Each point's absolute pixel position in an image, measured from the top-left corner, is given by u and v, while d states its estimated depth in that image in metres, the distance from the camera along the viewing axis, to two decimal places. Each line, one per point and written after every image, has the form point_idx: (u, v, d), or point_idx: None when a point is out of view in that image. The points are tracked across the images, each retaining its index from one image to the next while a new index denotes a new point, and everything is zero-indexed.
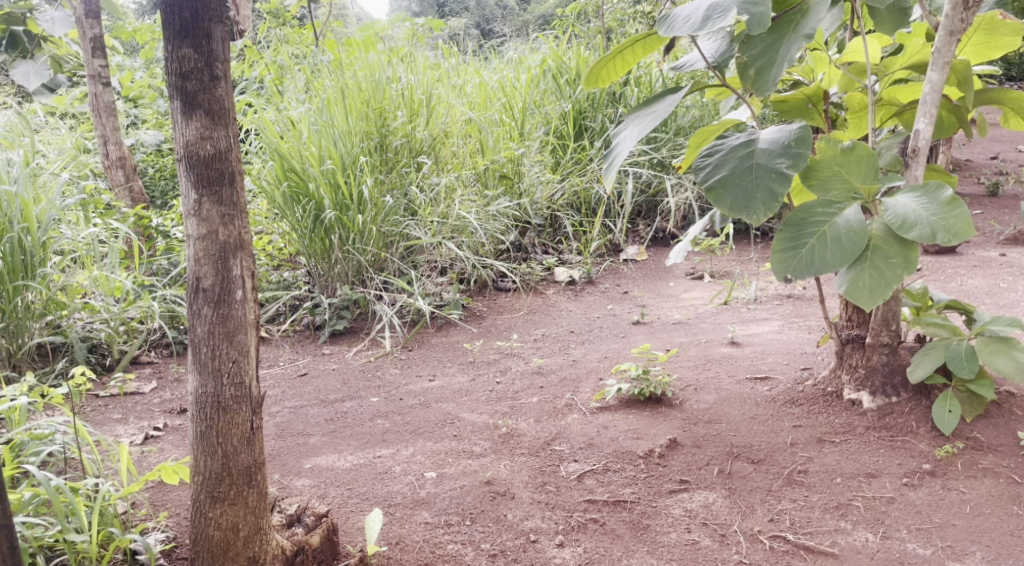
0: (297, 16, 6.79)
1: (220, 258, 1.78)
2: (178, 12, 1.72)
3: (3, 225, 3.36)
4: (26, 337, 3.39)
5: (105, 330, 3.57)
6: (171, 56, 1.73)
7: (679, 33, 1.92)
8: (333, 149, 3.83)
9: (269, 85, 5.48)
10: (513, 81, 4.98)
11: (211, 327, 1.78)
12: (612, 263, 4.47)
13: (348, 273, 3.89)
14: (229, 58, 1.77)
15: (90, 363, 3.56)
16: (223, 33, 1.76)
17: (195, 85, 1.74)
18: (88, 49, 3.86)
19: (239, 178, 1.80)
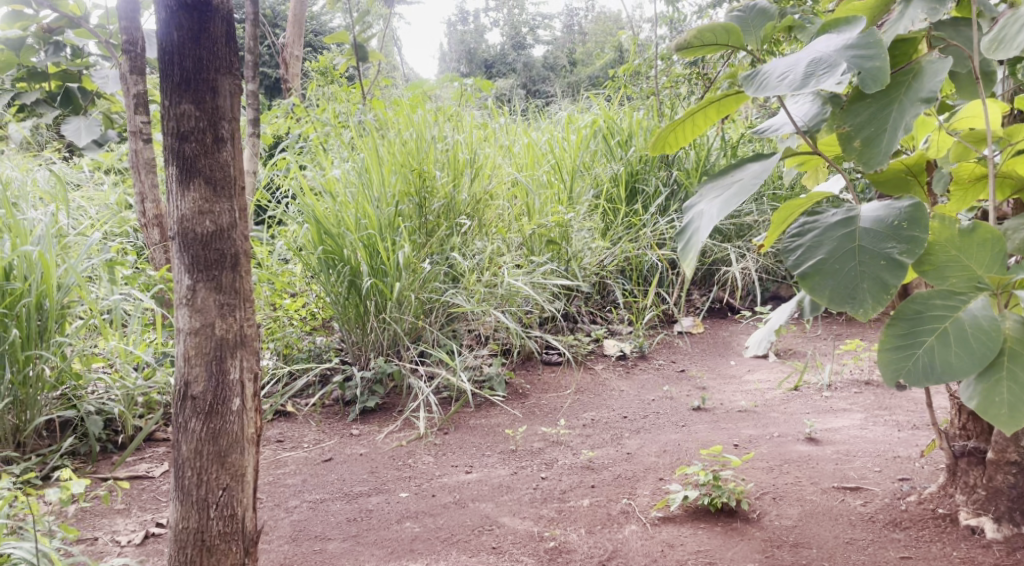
0: (343, 73, 6.67)
1: (213, 359, 1.82)
2: (178, 62, 1.75)
3: (20, 289, 3.20)
4: (37, 413, 3.18)
5: (120, 405, 3.30)
6: (172, 112, 1.76)
7: (776, 91, 1.75)
8: (370, 212, 3.64)
9: (312, 144, 5.32)
10: (562, 142, 4.74)
11: (201, 443, 1.82)
12: (666, 336, 4.14)
13: (382, 344, 3.63)
14: (234, 115, 1.80)
15: (101, 440, 3.29)
16: (230, 86, 1.79)
17: (195, 142, 1.77)
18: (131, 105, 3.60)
19: (240, 263, 1.83)
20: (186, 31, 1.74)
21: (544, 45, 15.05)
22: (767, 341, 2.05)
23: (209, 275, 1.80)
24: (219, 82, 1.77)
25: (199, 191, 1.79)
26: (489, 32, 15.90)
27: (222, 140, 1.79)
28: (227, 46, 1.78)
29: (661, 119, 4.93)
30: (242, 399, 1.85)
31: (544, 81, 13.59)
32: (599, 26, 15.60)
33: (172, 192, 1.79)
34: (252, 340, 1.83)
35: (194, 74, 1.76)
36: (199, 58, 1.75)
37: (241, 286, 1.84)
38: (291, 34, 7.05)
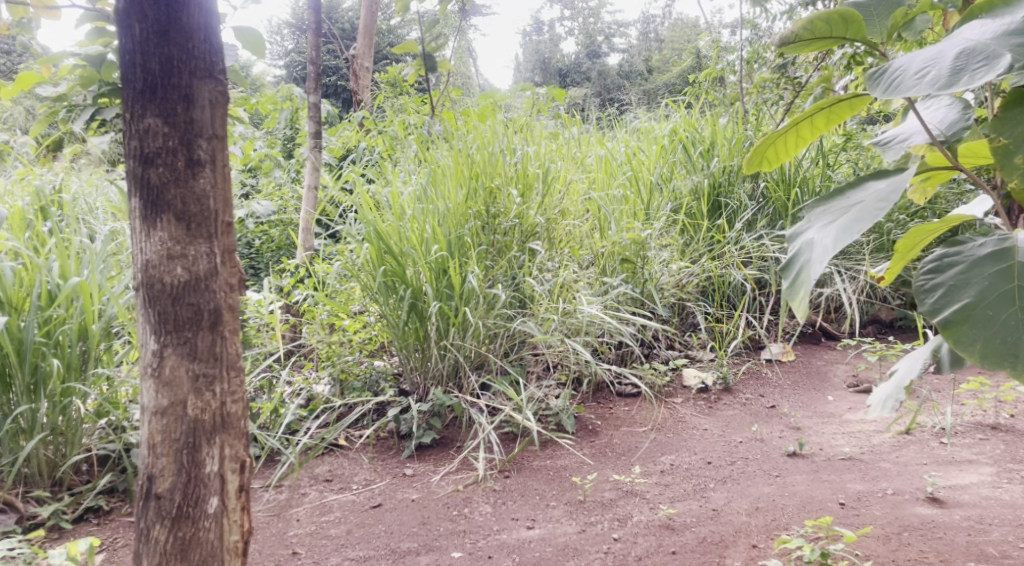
0: (412, 83, 6.43)
1: (182, 447, 1.99)
2: (145, 67, 1.94)
3: (61, 318, 3.10)
4: (74, 449, 3.06)
5: None
6: (137, 126, 1.94)
7: (917, 88, 1.71)
8: (439, 232, 3.40)
9: (377, 157, 5.09)
10: (640, 152, 4.42)
11: (169, 538, 2.00)
12: (754, 365, 3.72)
13: (443, 374, 3.38)
14: (206, 131, 1.98)
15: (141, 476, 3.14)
16: (208, 94, 1.98)
17: (163, 164, 1.95)
18: None
19: (209, 333, 2.00)
20: (153, 27, 1.94)
21: (620, 52, 14.58)
22: (895, 400, 1.99)
23: (177, 339, 1.97)
24: (194, 86, 1.96)
25: (166, 231, 1.97)
26: (565, 41, 15.59)
27: (195, 159, 1.97)
28: (205, 44, 1.98)
29: (747, 127, 4.56)
30: (219, 500, 2.03)
31: (622, 88, 13.13)
32: (678, 32, 15.08)
33: (139, 234, 1.97)
34: (227, 424, 2.00)
35: (167, 77, 1.94)
36: (170, 57, 1.95)
37: (211, 352, 2.01)
38: (361, 45, 6.86)
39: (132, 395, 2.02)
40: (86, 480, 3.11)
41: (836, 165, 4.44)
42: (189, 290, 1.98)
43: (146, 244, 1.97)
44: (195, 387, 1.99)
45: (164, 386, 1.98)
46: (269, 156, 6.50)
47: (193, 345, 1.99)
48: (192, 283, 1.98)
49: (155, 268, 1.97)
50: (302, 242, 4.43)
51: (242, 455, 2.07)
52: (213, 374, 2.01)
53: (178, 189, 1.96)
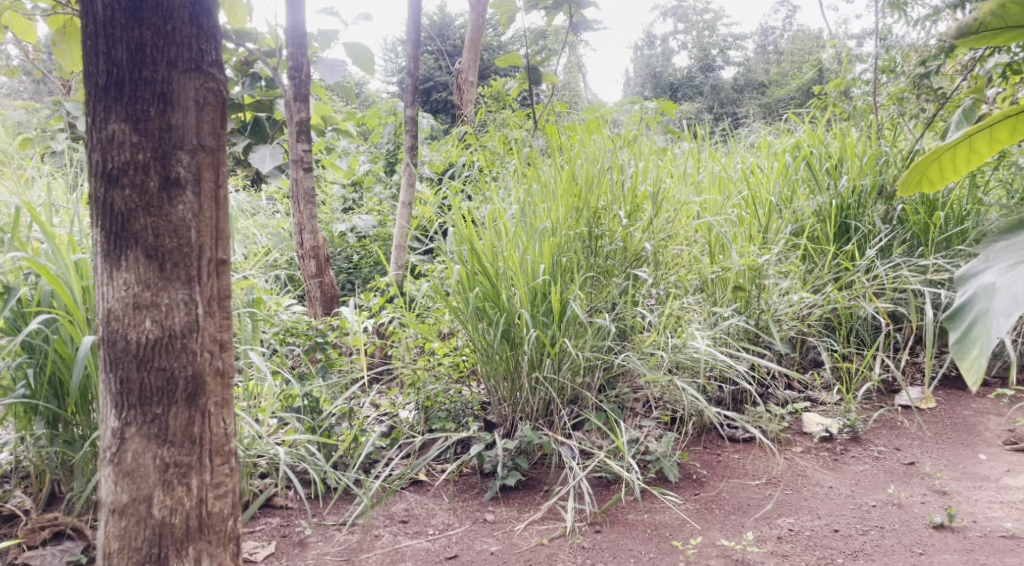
0: (516, 98, 6.22)
1: (149, 548, 2.18)
2: (115, 65, 2.07)
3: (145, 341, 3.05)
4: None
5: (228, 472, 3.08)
6: (103, 133, 2.08)
7: None
8: (541, 253, 3.13)
9: (476, 173, 4.86)
10: (758, 170, 4.07)
11: None
12: (888, 412, 3.32)
13: (535, 410, 3.13)
14: (179, 144, 2.11)
15: None
16: (195, 85, 2.12)
17: (130, 185, 2.09)
18: (293, 133, 4.31)
19: (174, 409, 2.15)
20: (120, 6, 2.06)
21: (734, 66, 14.02)
22: None
23: (144, 412, 2.14)
24: (172, 81, 2.09)
25: (133, 276, 2.11)
26: (676, 54, 15.17)
27: (170, 178, 2.11)
28: (189, 26, 2.10)
29: (879, 142, 4.16)
30: None
31: (738, 103, 12.60)
32: (797, 44, 14.43)
33: (105, 281, 2.11)
34: (200, 522, 2.18)
35: (139, 70, 2.07)
36: (143, 42, 2.07)
37: (184, 424, 2.16)
38: (466, 59, 6.67)
39: (97, 471, 2.20)
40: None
41: (985, 186, 3.99)
42: (158, 353, 2.13)
43: (112, 292, 2.11)
44: (160, 467, 2.16)
45: (127, 474, 2.15)
46: (371, 171, 6.37)
47: (161, 420, 2.15)
48: (162, 342, 2.13)
49: (122, 321, 2.12)
50: (396, 258, 4.25)
51: (219, 559, 2.24)
52: (181, 456, 2.17)
53: (148, 219, 2.09)
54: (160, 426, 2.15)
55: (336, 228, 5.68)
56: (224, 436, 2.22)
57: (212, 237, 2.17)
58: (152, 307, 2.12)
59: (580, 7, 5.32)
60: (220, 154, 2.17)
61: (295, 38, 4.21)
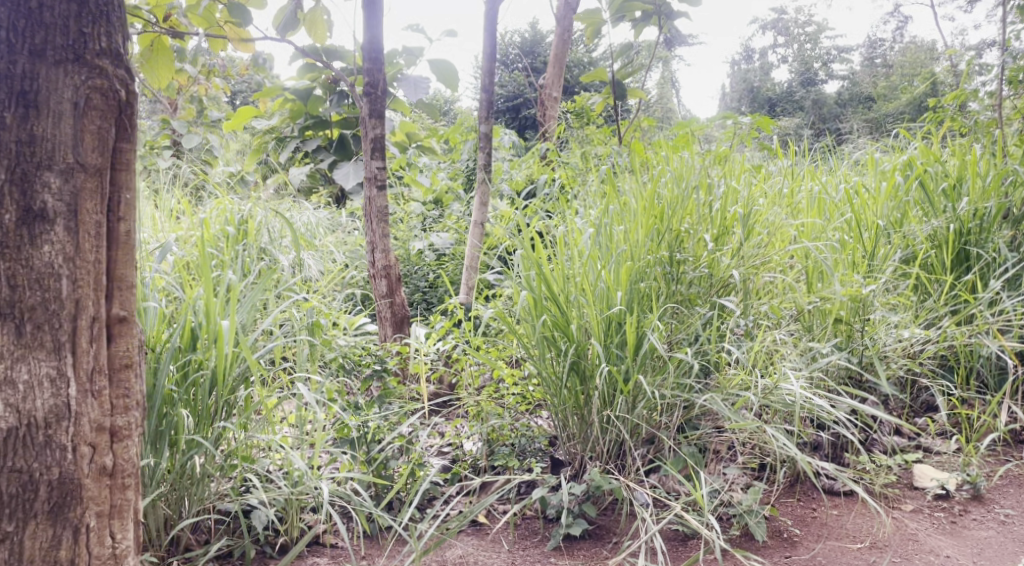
0: (602, 113, 5.95)
1: None
2: None
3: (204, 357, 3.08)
4: (189, 509, 3.12)
5: (283, 504, 3.11)
6: None
7: None
8: (613, 278, 2.84)
9: (556, 190, 4.61)
10: (863, 190, 3.69)
11: None
12: (1015, 468, 2.92)
13: (606, 452, 2.84)
14: (45, 163, 2.03)
15: (261, 537, 3.14)
16: (70, 81, 2.04)
17: None
18: (369, 149, 4.13)
19: (30, 528, 2.05)
20: None
21: (840, 79, 13.33)
22: None
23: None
24: (39, 79, 2.02)
25: None
26: (775, 69, 14.61)
27: (35, 210, 2.03)
28: (66, 5, 2.04)
29: (1004, 160, 3.73)
30: None
31: (842, 119, 11.95)
32: (907, 58, 13.71)
33: None
34: None
35: None
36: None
37: (45, 542, 2.08)
38: (551, 74, 6.42)
39: None
40: (203, 539, 3.21)
41: None
42: (15, 451, 2.03)
43: None
44: None
45: None
46: (450, 187, 6.17)
47: (14, 539, 2.04)
48: (19, 432, 2.03)
49: None
50: (467, 279, 4.03)
51: None
52: None
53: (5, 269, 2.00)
54: (9, 547, 2.04)
55: (412, 246, 5.49)
56: (101, 555, 2.15)
57: (90, 292, 2.10)
58: (7, 385, 2.02)
59: (672, 18, 5.00)
60: (103, 174, 2.10)
61: (373, 56, 4.02)
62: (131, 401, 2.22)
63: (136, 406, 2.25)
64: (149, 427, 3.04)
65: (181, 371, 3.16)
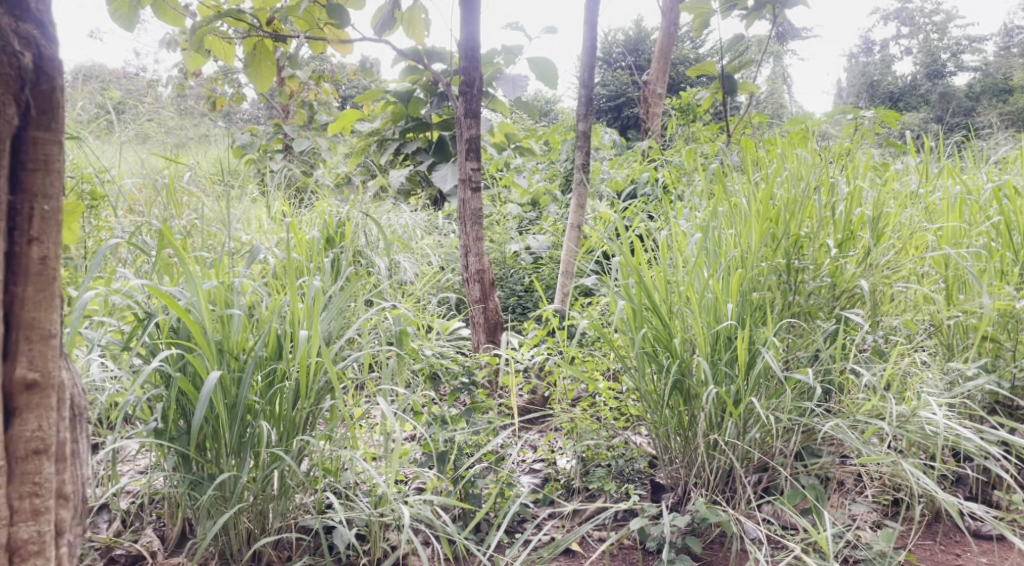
0: (709, 110, 5.62)
1: None
2: None
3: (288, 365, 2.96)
4: (273, 522, 3.04)
5: (369, 523, 2.96)
6: None
7: None
8: (722, 287, 2.57)
9: (660, 191, 4.34)
10: (1010, 190, 3.29)
11: None
12: None
13: (713, 480, 2.58)
14: None
15: (344, 557, 3.01)
16: None
17: None
18: (462, 150, 3.95)
19: None
20: None
21: (971, 71, 12.46)
22: None
23: None
24: None
25: None
26: (897, 62, 13.81)
27: None
28: None
29: None
30: None
31: (973, 114, 11.13)
32: None
33: None
34: None
35: None
36: None
37: None
38: (656, 69, 6.13)
39: None
40: (286, 556, 3.11)
41: None
42: None
43: None
44: None
45: None
46: (548, 188, 5.95)
47: None
48: None
49: None
50: (564, 286, 3.80)
51: None
52: None
53: None
54: None
55: (508, 248, 5.29)
56: None
57: None
58: None
59: (787, 6, 4.65)
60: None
61: (468, 53, 3.83)
62: (46, 477, 2.26)
63: (55, 486, 2.28)
64: (233, 438, 2.95)
65: (266, 381, 3.04)
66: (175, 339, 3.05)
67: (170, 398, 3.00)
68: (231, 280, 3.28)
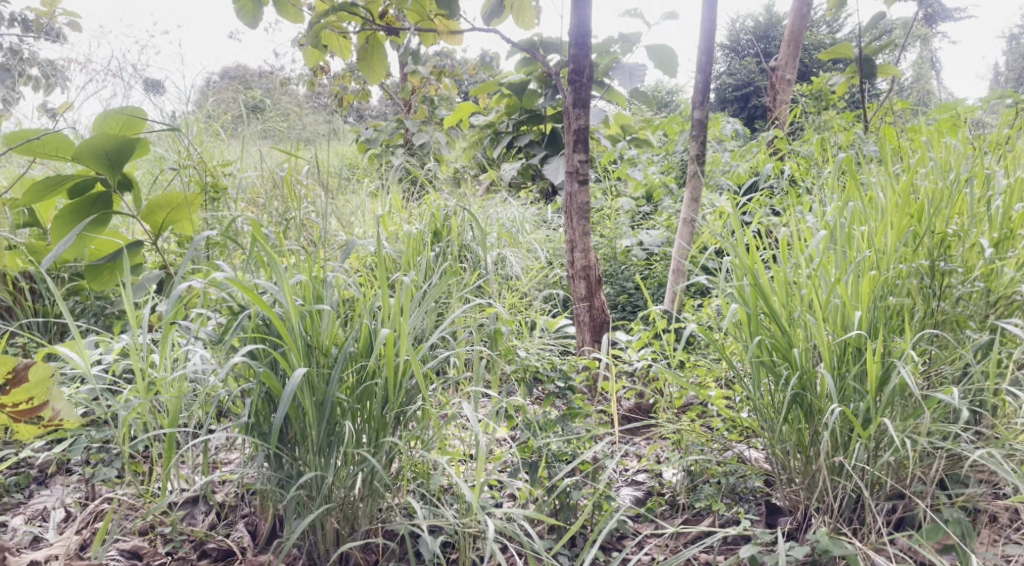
0: (843, 97, 5.21)
1: None
2: None
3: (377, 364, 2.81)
4: (360, 526, 2.90)
5: (457, 533, 2.78)
6: None
7: None
8: (851, 292, 2.27)
9: (785, 183, 4.00)
10: None
11: None
12: None
13: (839, 507, 2.29)
14: None
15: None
16: None
17: None
18: (569, 140, 3.72)
19: None
20: None
21: None
22: None
23: None
24: None
25: None
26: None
27: None
28: None
29: None
30: None
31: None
32: None
33: None
34: None
35: None
36: None
37: None
38: (785, 54, 5.74)
39: None
40: (373, 561, 2.96)
41: None
42: None
43: None
44: None
45: None
46: (664, 181, 5.64)
47: None
48: None
49: None
50: (675, 285, 3.53)
51: None
52: None
53: None
54: None
55: (620, 244, 5.02)
56: None
57: None
58: None
59: None
60: None
61: (578, 39, 3.60)
62: None
63: None
64: (320, 436, 2.82)
65: (355, 378, 2.90)
66: (265, 333, 2.95)
67: (257, 393, 2.90)
68: (325, 274, 3.16)
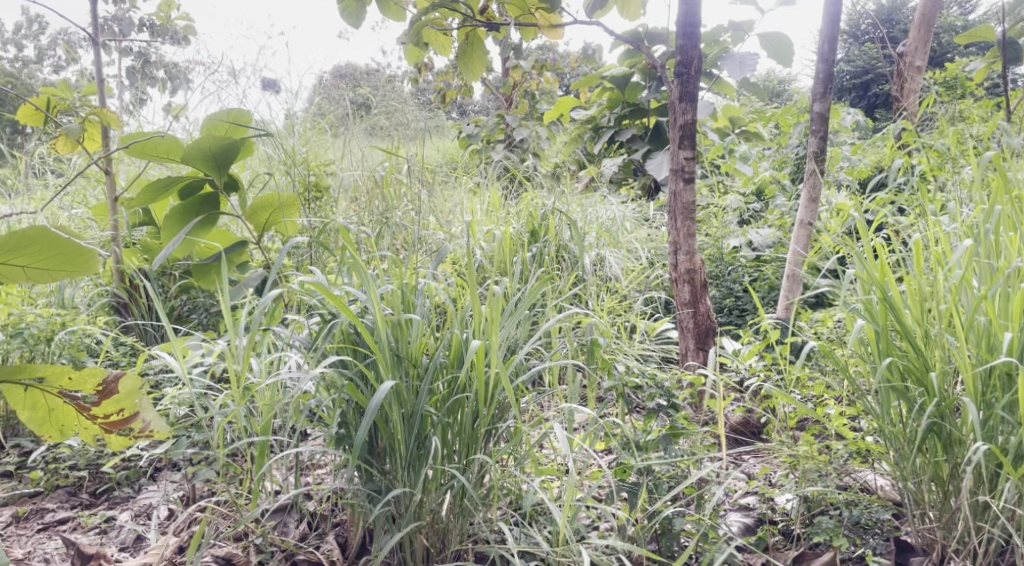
0: (979, 84, 4.78)
1: None
2: None
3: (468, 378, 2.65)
4: (451, 545, 2.73)
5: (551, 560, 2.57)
6: None
7: None
8: (999, 310, 2.02)
9: (914, 181, 3.66)
10: None
11: None
12: None
13: (983, 549, 2.05)
14: None
15: None
16: None
17: None
18: (675, 137, 3.48)
19: None
20: None
21: None
22: None
23: None
24: None
25: None
26: None
27: None
28: None
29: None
30: None
31: None
32: None
33: None
34: None
35: None
36: None
37: None
38: (913, 40, 5.33)
39: None
40: None
41: None
42: None
43: None
44: None
45: None
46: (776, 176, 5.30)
47: None
48: None
49: None
50: (791, 293, 3.26)
51: None
52: None
53: None
54: None
55: (727, 243, 4.73)
56: None
57: None
58: None
59: None
60: None
61: (688, 29, 3.36)
62: None
63: None
64: (408, 450, 2.66)
65: (444, 392, 2.74)
66: (354, 343, 2.82)
67: (342, 405, 2.76)
68: (416, 282, 3.01)
